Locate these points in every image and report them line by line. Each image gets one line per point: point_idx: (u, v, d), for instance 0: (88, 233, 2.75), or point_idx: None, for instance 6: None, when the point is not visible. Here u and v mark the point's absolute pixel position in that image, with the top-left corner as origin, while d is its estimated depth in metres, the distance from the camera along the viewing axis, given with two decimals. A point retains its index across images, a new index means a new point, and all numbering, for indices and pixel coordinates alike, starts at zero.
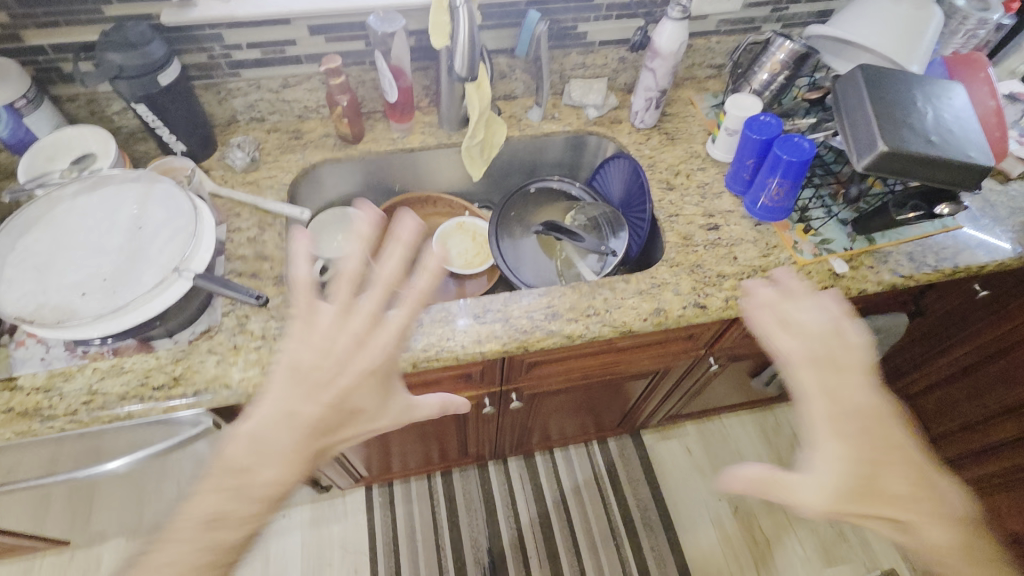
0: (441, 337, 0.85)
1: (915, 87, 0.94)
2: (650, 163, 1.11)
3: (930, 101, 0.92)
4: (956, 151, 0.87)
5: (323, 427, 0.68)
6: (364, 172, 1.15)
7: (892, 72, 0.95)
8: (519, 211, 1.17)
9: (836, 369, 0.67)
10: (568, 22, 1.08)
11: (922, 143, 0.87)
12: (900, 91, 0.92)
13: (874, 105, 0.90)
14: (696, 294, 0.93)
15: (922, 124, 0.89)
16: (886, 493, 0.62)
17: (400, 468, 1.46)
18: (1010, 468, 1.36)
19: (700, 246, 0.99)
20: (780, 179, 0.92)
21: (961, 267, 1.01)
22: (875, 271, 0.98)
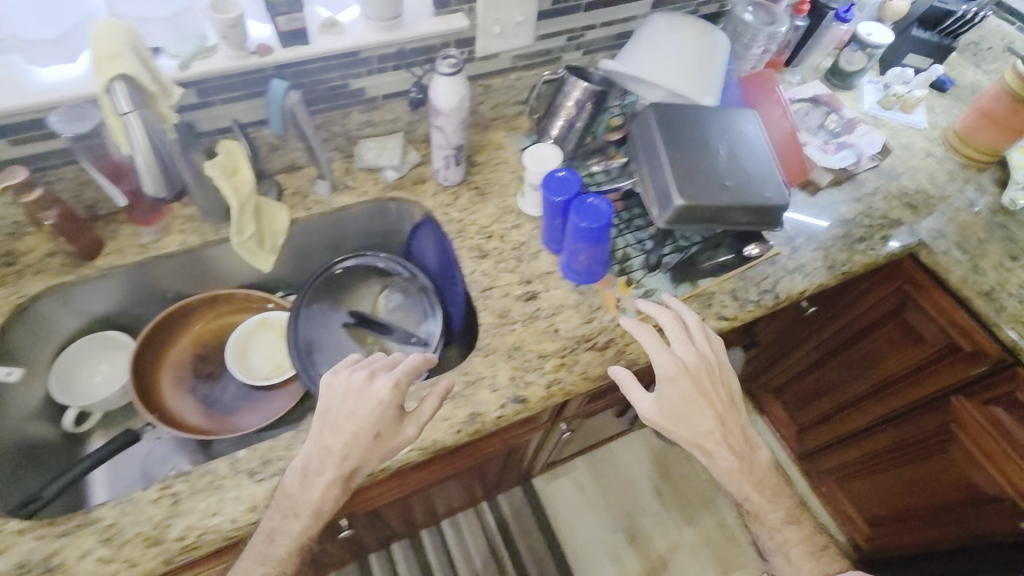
0: (204, 515, 0.68)
1: (710, 121, 0.87)
2: (459, 228, 0.99)
3: (725, 137, 0.86)
4: (753, 194, 0.82)
5: (356, 456, 0.66)
6: (116, 288, 0.93)
7: (684, 107, 0.88)
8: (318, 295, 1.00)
9: (682, 334, 0.80)
10: (335, 81, 0.92)
11: (718, 190, 0.81)
12: (693, 130, 0.85)
13: (667, 153, 0.82)
14: (515, 385, 0.84)
15: (719, 167, 0.83)
16: (693, 429, 0.77)
17: None
18: (865, 454, 1.39)
19: (518, 323, 0.90)
20: (586, 245, 0.84)
21: (783, 297, 0.97)
22: (700, 318, 0.93)
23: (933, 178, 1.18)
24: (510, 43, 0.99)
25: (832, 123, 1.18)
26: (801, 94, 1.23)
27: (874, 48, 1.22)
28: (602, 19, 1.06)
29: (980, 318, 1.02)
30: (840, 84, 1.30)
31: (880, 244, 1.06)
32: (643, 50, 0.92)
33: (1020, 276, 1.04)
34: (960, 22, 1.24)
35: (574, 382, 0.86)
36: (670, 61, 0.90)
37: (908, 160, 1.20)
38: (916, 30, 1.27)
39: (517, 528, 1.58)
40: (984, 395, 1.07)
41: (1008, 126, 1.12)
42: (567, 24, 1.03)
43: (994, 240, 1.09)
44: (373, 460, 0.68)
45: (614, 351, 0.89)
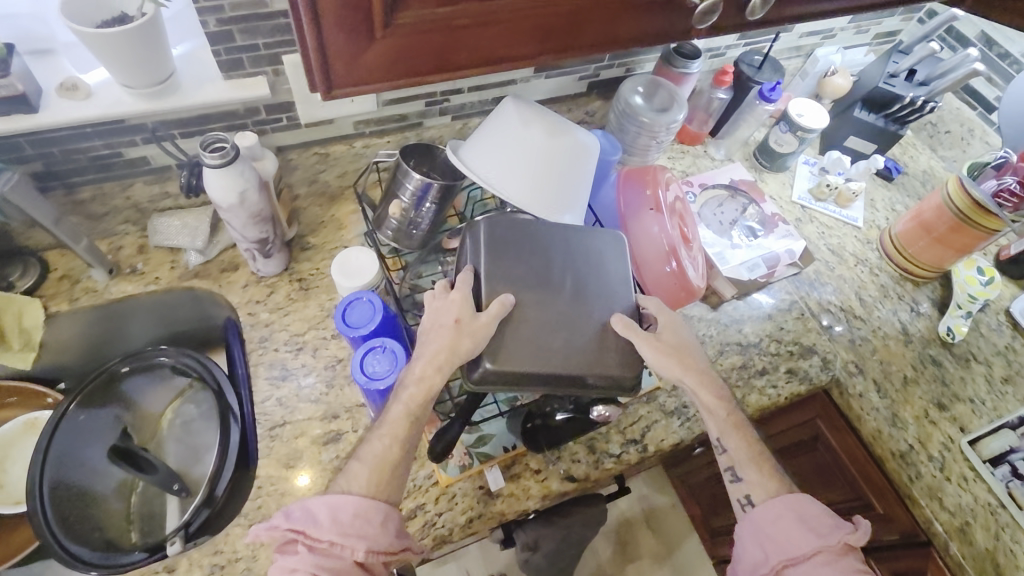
0: None
1: (559, 247, 0.69)
2: (264, 335, 0.80)
3: (574, 270, 0.68)
4: (603, 357, 0.64)
5: (443, 339, 0.61)
6: None
7: (529, 223, 0.69)
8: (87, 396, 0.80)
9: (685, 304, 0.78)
10: (101, 149, 0.73)
11: (546, 350, 0.63)
12: (533, 259, 0.67)
13: (491, 292, 0.64)
14: None
15: (556, 314, 0.65)
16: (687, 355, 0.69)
17: None
18: None
19: (308, 474, 0.71)
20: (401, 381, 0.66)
21: (651, 450, 0.79)
22: (541, 477, 0.75)
23: (861, 292, 1.01)
24: (342, 109, 0.81)
25: (753, 216, 1.01)
26: (715, 179, 1.06)
27: (806, 132, 1.05)
28: (469, 83, 0.87)
29: (891, 481, 0.84)
30: (768, 165, 1.14)
31: (784, 379, 0.88)
32: (499, 136, 0.73)
33: (944, 431, 0.86)
34: (907, 108, 1.04)
35: None
36: (529, 156, 0.72)
37: (834, 267, 1.03)
38: (860, 111, 1.10)
39: None
40: (892, 565, 0.90)
41: (949, 243, 0.96)
42: (420, 89, 0.85)
43: (921, 380, 0.91)
44: (465, 346, 0.60)
45: (420, 523, 0.70)
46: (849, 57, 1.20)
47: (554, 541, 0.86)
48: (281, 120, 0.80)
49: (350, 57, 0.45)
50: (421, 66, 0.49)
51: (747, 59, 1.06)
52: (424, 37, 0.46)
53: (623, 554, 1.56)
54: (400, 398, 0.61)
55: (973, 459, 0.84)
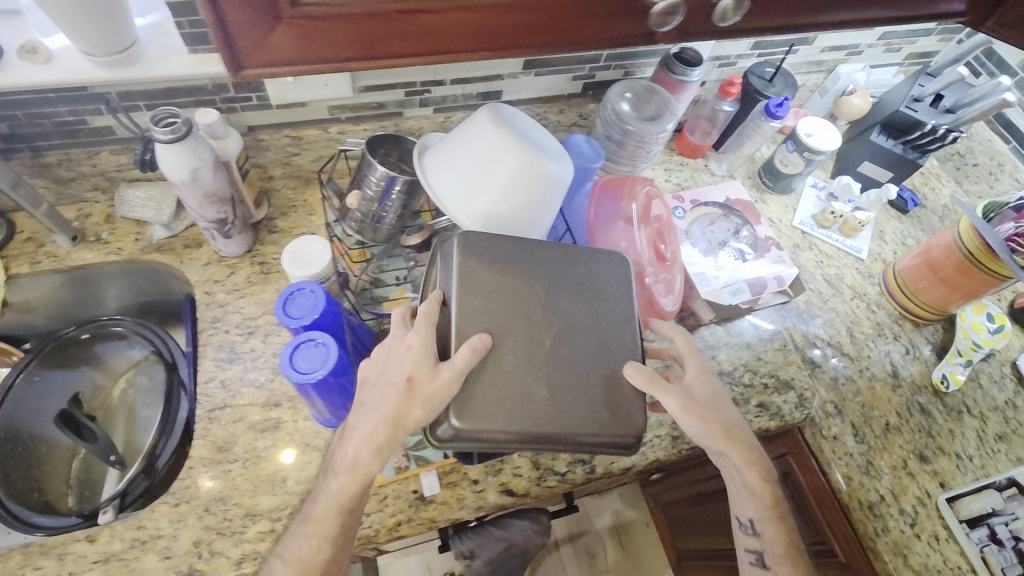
0: None
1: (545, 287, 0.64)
2: (218, 315, 0.79)
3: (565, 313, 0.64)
4: (623, 420, 0.62)
5: (390, 410, 0.57)
6: None
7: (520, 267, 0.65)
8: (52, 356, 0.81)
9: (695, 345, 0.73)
10: (66, 116, 0.73)
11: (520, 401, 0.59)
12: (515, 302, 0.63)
13: (460, 334, 0.59)
14: (194, 556, 0.64)
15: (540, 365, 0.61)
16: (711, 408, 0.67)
17: None
18: None
19: (239, 461, 0.70)
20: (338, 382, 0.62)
21: (600, 472, 0.76)
22: (478, 487, 0.72)
23: (853, 328, 0.95)
24: (315, 93, 0.79)
25: (744, 239, 0.96)
26: (709, 196, 1.00)
27: (813, 153, 0.98)
28: (451, 75, 0.84)
29: (856, 533, 0.78)
30: (772, 185, 1.07)
31: (754, 413, 0.84)
32: (471, 155, 0.69)
33: (922, 485, 0.80)
34: (927, 136, 0.95)
35: None
36: (494, 184, 0.69)
37: (827, 299, 0.97)
38: (878, 135, 1.02)
39: None
40: None
41: (955, 286, 0.88)
42: (398, 78, 0.82)
43: (904, 427, 0.85)
44: (414, 413, 0.57)
45: None
46: (875, 75, 1.11)
47: (495, 552, 0.83)
48: (251, 99, 0.78)
49: (258, 31, 0.50)
50: (341, 52, 0.55)
51: (756, 70, 0.99)
52: (332, 25, 0.52)
53: (591, 570, 1.52)
54: (330, 488, 0.59)
55: (949, 519, 0.78)
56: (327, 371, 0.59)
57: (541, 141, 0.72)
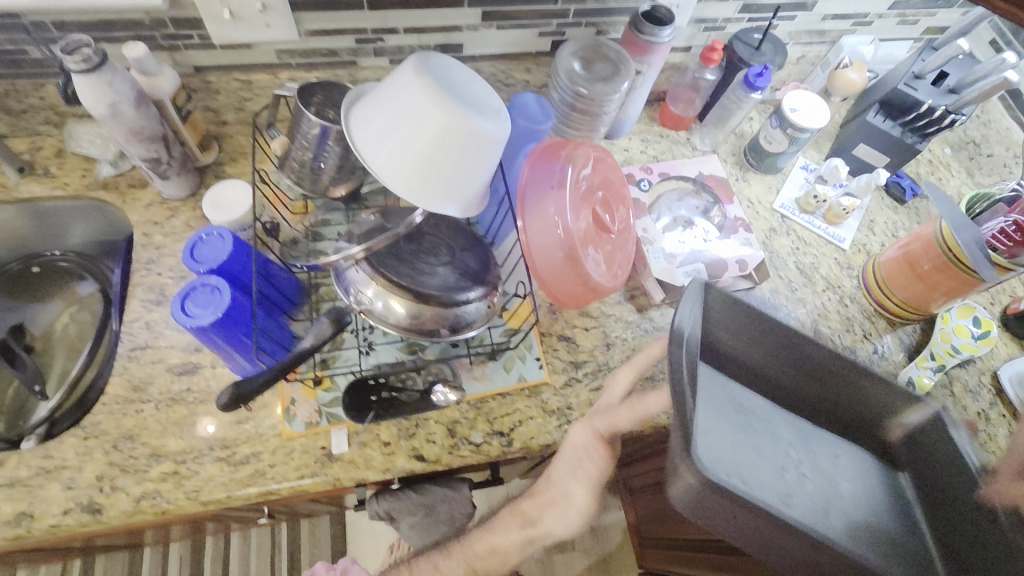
0: None
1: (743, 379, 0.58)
2: (152, 257, 0.79)
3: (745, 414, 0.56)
4: None
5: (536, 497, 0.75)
6: None
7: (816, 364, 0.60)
8: (19, 290, 0.91)
9: None
10: (3, 44, 0.72)
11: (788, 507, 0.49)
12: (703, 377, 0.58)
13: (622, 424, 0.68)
14: (95, 489, 0.65)
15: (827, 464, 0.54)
16: None
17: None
18: None
19: (152, 402, 0.70)
20: (234, 329, 0.61)
21: (517, 446, 0.74)
22: (388, 450, 0.71)
23: (820, 322, 0.89)
24: (258, 35, 0.76)
25: (712, 219, 0.90)
26: (679, 170, 0.95)
27: (797, 130, 0.91)
28: (405, 23, 0.80)
29: None
30: (756, 164, 1.00)
31: None
32: (397, 109, 0.64)
33: None
34: (925, 118, 0.87)
35: (175, 502, 0.65)
36: (420, 145, 0.64)
37: (797, 289, 0.91)
38: (876, 115, 0.93)
39: (307, 560, 1.48)
40: None
41: (933, 284, 0.81)
42: (347, 23, 0.78)
43: None
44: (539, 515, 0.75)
45: (250, 471, 0.68)
46: (883, 51, 1.02)
47: (416, 517, 0.81)
48: (193, 37, 0.76)
49: None
50: None
51: (744, 36, 0.92)
52: None
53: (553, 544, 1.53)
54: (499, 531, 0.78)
55: None
56: (216, 316, 0.58)
57: (473, 96, 0.67)
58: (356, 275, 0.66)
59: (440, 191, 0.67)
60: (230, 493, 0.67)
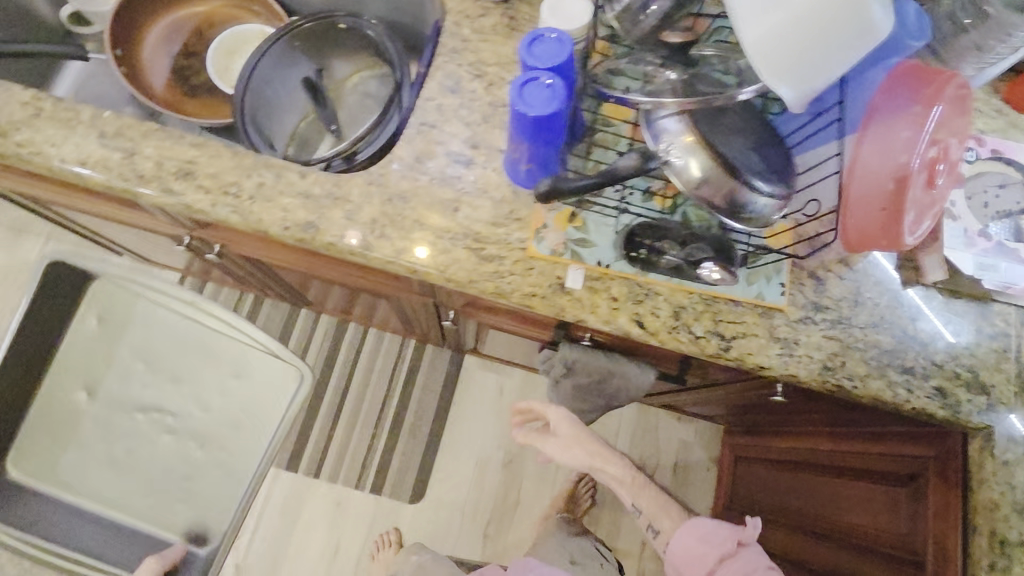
0: (46, 139, 0.72)
1: (102, 421, 1.10)
2: (456, 48, 0.81)
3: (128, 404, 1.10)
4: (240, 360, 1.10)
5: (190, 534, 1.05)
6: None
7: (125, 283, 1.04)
8: (317, 47, 0.95)
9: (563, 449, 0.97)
10: None
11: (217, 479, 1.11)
12: (127, 431, 1.11)
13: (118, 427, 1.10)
14: (369, 230, 0.73)
15: (226, 414, 1.10)
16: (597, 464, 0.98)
17: (211, 274, 1.51)
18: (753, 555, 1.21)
19: (426, 177, 0.75)
20: (547, 135, 0.64)
21: (733, 355, 0.72)
22: (615, 304, 0.72)
23: None
24: None
25: None
26: (1016, 154, 0.80)
27: None
28: None
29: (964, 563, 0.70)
30: None
31: (925, 394, 0.73)
32: None
33: None
34: None
35: (425, 268, 0.72)
36: (800, 13, 0.59)
37: None
38: None
39: (421, 384, 1.60)
40: None
41: None
42: None
43: None
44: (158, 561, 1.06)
45: (491, 269, 0.73)
46: None
47: (588, 378, 0.86)
48: None
49: None
50: None
51: None
52: None
53: None
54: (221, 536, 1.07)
55: None
56: (536, 111, 0.60)
57: None
58: (671, 124, 0.64)
59: (793, 70, 0.61)
60: (470, 280, 0.72)
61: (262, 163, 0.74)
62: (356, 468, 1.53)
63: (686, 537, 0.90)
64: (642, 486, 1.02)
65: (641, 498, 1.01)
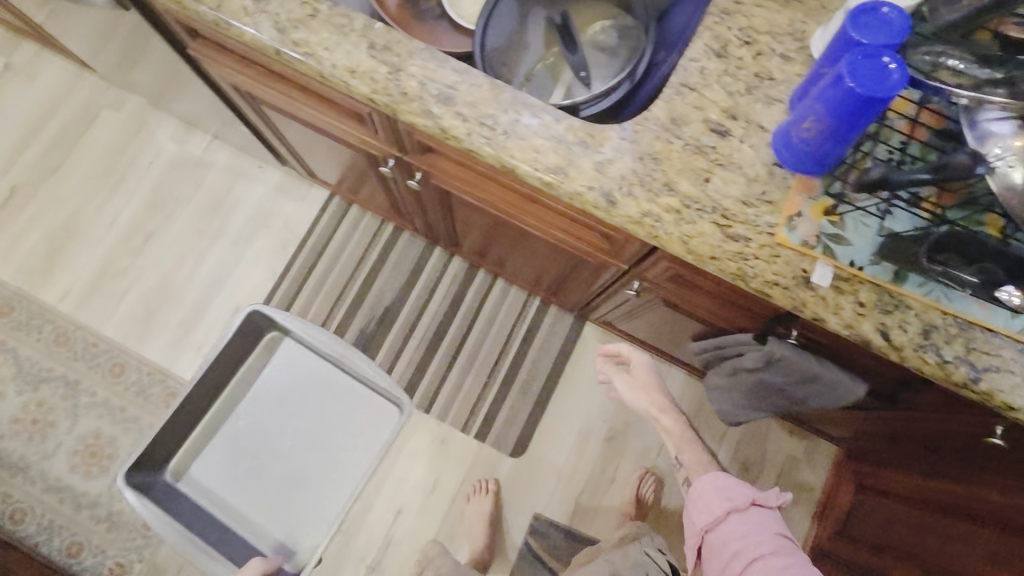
0: (320, 42, 0.74)
1: (249, 443, 1.39)
2: (726, 10, 0.77)
3: (267, 431, 1.38)
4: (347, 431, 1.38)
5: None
6: None
7: (307, 356, 1.42)
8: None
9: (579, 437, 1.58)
10: None
11: (336, 503, 1.37)
12: (268, 456, 1.39)
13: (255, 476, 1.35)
14: (617, 185, 0.71)
15: (334, 481, 1.38)
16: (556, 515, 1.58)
17: (364, 195, 1.55)
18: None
19: (679, 141, 0.72)
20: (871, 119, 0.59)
21: (980, 388, 0.67)
22: (860, 310, 0.68)
23: None
24: None
25: None
26: None
27: None
28: None
29: None
30: None
31: None
32: None
33: None
34: None
35: (667, 234, 0.70)
36: None
37: None
38: None
39: (538, 344, 1.61)
40: None
41: None
42: None
43: None
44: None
45: (735, 248, 0.69)
46: None
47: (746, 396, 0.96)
48: None
49: None
50: None
51: None
52: None
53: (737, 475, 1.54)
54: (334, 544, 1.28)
55: None
56: (859, 86, 0.56)
57: None
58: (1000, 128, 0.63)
59: None
60: (712, 256, 0.69)
61: (520, 98, 0.73)
62: (464, 411, 1.57)
63: (707, 485, 0.99)
64: (688, 441, 1.18)
65: (684, 452, 1.17)
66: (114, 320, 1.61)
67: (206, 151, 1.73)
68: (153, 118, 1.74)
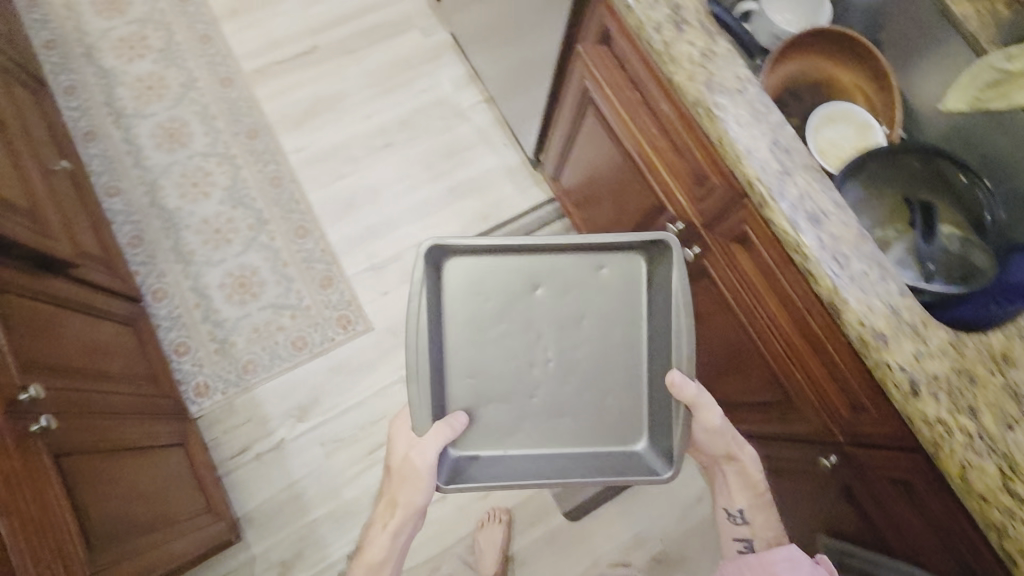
0: (735, 116, 0.81)
1: (529, 312, 1.06)
2: None
3: (577, 316, 1.06)
4: (610, 418, 1.05)
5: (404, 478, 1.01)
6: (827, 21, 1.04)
7: (644, 316, 1.07)
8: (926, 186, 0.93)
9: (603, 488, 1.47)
10: None
11: (536, 463, 1.03)
12: (495, 361, 1.05)
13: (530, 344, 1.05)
14: (924, 379, 0.72)
15: (594, 434, 1.04)
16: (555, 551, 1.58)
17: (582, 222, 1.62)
18: None
19: (998, 376, 0.73)
20: None
21: None
22: None
23: None
24: None
25: None
26: None
27: None
28: None
29: None
30: None
31: None
32: None
33: None
34: None
35: (948, 451, 0.71)
36: None
37: None
38: None
39: None
40: None
41: None
42: None
43: None
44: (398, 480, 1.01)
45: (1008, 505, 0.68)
46: None
47: None
48: None
49: None
50: None
51: None
52: None
53: None
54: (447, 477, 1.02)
55: None
56: None
57: None
58: None
59: None
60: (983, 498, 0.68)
61: (876, 257, 0.77)
62: None
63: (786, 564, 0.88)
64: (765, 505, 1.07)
65: (754, 512, 1.07)
66: (321, 194, 1.74)
67: (471, 104, 1.86)
68: (448, 55, 1.90)
